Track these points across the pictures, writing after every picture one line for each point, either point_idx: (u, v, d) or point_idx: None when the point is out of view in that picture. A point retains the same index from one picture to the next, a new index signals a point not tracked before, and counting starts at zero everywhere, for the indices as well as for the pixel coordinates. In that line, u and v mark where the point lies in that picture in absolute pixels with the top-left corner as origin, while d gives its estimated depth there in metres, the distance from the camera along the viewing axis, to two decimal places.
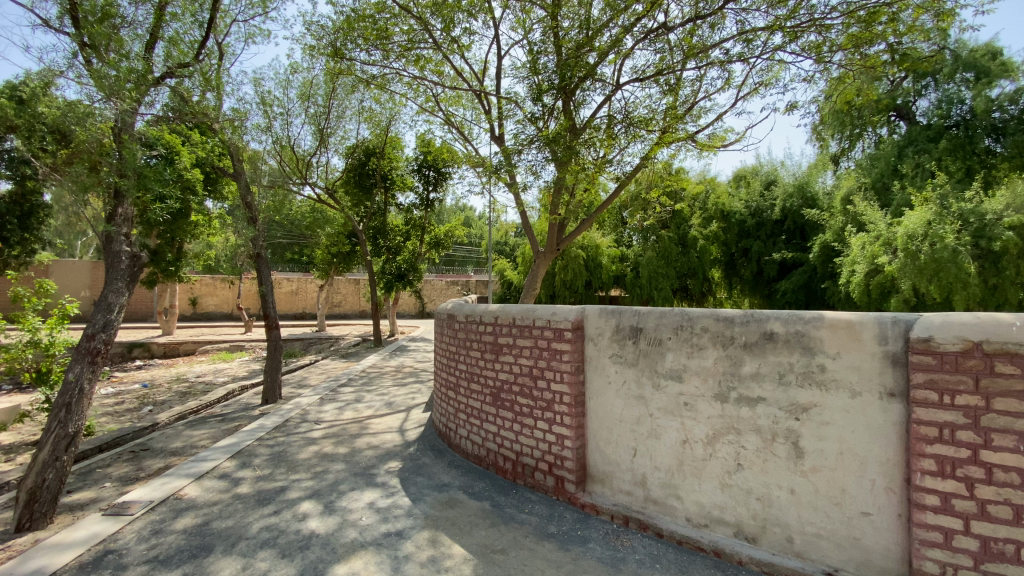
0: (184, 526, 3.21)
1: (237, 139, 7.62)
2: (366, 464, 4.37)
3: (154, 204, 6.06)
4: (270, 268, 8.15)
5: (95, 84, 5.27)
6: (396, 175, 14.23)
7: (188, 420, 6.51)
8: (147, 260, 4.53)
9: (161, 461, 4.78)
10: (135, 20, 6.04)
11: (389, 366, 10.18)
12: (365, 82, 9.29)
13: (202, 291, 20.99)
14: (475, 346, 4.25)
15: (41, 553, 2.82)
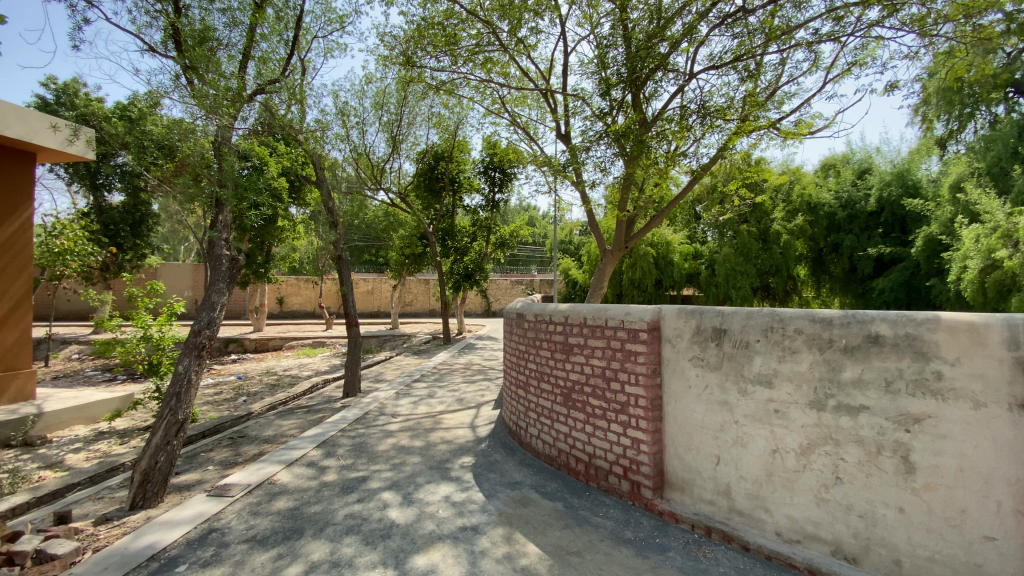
0: (278, 509, 3.46)
1: (320, 149, 8.10)
2: (441, 458, 4.49)
3: (248, 211, 6.58)
4: (350, 269, 8.62)
5: (197, 103, 5.84)
6: (463, 177, 14.49)
7: (278, 411, 7.02)
8: (244, 263, 4.93)
9: (255, 448, 5.19)
10: (230, 43, 6.62)
11: (459, 364, 10.43)
12: (435, 89, 9.55)
13: (288, 291, 22.63)
14: (546, 346, 4.22)
15: (155, 529, 3.14)
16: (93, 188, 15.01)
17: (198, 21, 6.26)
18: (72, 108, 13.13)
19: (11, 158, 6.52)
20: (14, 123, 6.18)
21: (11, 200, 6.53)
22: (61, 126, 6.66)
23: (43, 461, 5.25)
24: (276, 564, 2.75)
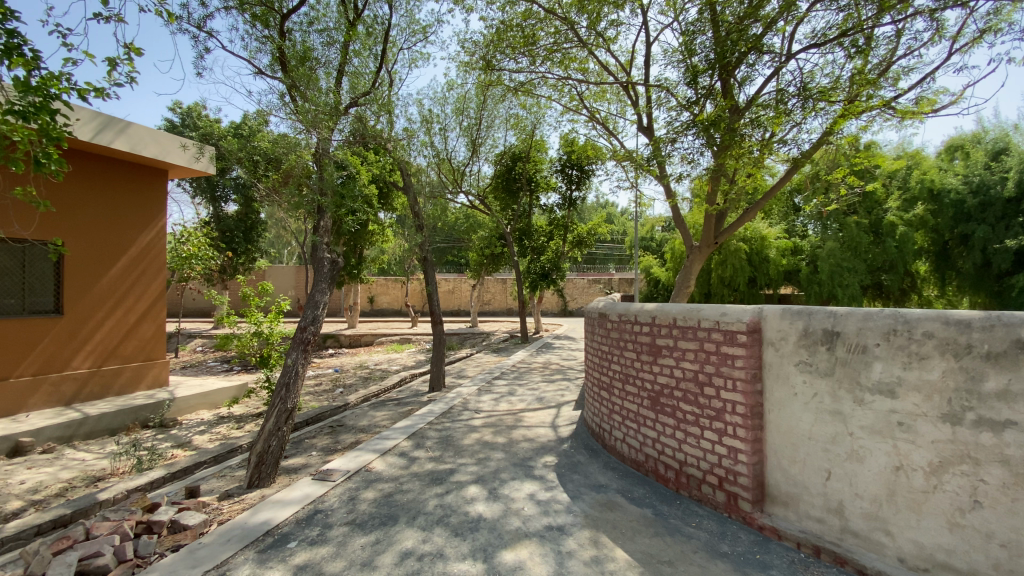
0: (373, 495, 3.67)
1: (405, 156, 8.48)
2: (524, 455, 4.53)
3: (344, 217, 7.06)
4: (434, 270, 8.97)
5: (301, 118, 6.38)
6: (541, 177, 14.53)
7: (371, 402, 7.48)
8: (342, 265, 5.33)
9: (352, 437, 5.56)
10: (327, 61, 7.15)
11: (538, 363, 10.47)
12: (513, 91, 9.65)
13: (377, 291, 24.05)
14: (631, 347, 4.11)
15: (269, 507, 3.46)
16: (212, 200, 16.88)
17: (300, 43, 6.82)
18: (196, 130, 14.85)
19: (149, 175, 7.53)
20: (151, 144, 7.11)
21: (149, 213, 7.53)
22: (188, 146, 7.59)
23: (177, 440, 5.99)
24: (374, 548, 2.91)
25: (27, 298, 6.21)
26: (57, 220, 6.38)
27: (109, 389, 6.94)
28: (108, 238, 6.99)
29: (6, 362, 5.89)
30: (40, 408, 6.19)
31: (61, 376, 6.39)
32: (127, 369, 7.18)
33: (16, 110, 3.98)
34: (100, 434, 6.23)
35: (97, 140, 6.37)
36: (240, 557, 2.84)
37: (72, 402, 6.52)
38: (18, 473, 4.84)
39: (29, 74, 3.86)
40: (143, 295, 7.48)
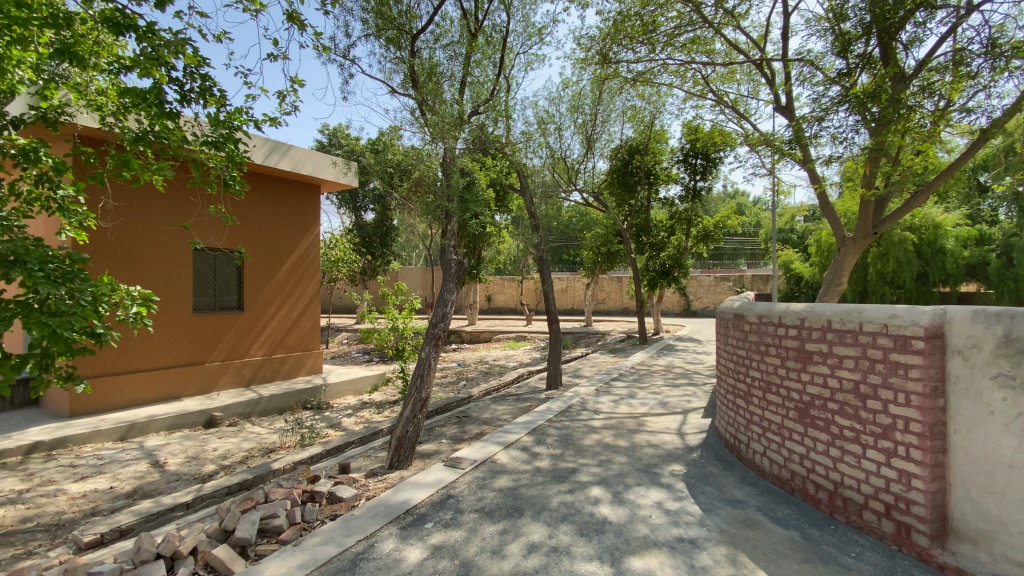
0: (499, 487, 3.82)
1: (522, 158, 8.69)
2: (649, 461, 4.38)
3: (469, 220, 7.45)
4: (550, 268, 9.07)
5: (430, 130, 6.87)
6: (660, 169, 13.91)
7: (493, 396, 7.80)
8: (468, 266, 5.64)
9: (477, 428, 5.85)
10: (451, 73, 7.59)
11: (659, 365, 10.03)
12: (631, 83, 9.38)
13: (495, 289, 25.01)
14: (773, 352, 3.75)
15: (408, 488, 3.78)
16: (354, 209, 18.92)
17: (428, 59, 7.33)
18: (341, 148, 16.77)
19: (307, 190, 8.66)
20: (307, 163, 8.17)
21: (306, 222, 8.66)
22: (337, 162, 8.58)
23: (329, 421, 6.83)
24: (502, 537, 3.03)
25: (218, 296, 7.51)
26: (238, 231, 7.62)
27: (277, 373, 8.13)
28: (276, 245, 8.17)
29: (203, 348, 7.17)
30: (227, 387, 7.47)
31: (241, 362, 7.63)
32: (290, 357, 8.33)
33: (210, 141, 4.81)
34: (272, 413, 7.34)
35: (266, 162, 7.48)
36: (385, 531, 3.14)
37: (250, 383, 7.75)
38: (212, 442, 5.89)
39: (221, 110, 4.69)
40: (303, 294, 8.63)
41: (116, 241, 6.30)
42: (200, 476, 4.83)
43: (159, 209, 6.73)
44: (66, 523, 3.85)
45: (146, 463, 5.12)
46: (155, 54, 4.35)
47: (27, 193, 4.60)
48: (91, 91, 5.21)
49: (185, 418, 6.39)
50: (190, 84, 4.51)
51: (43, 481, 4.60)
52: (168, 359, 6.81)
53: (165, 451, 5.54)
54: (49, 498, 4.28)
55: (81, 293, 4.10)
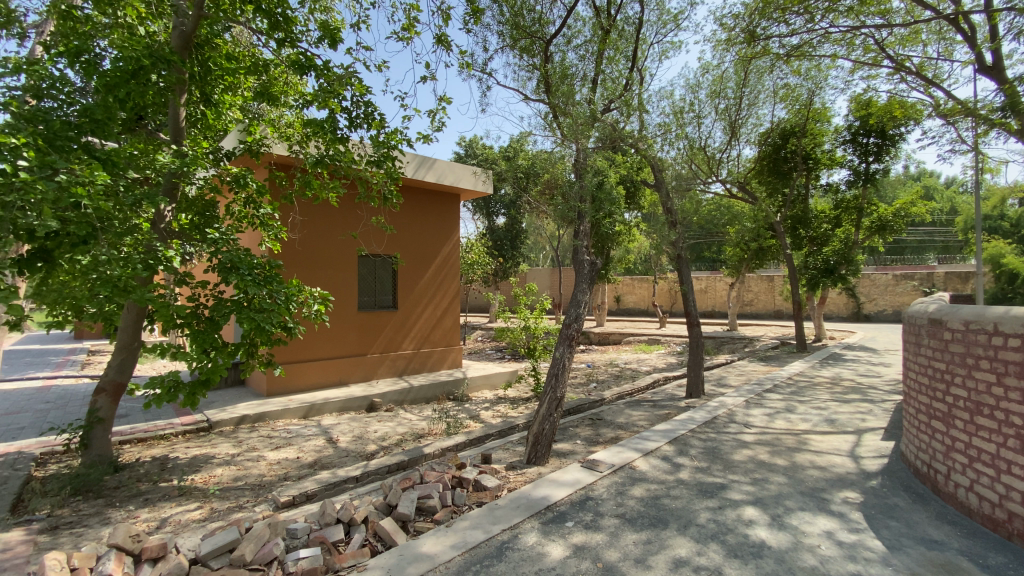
0: (640, 494, 3.71)
1: (657, 154, 8.35)
2: (813, 485, 3.90)
3: (602, 220, 7.38)
4: (689, 268, 8.57)
5: (563, 133, 6.94)
6: (820, 152, 12.30)
7: (628, 401, 7.60)
8: (602, 266, 5.56)
9: (613, 432, 5.75)
10: (584, 72, 7.56)
11: (822, 377, 8.85)
12: (784, 59, 8.44)
13: (626, 290, 24.36)
14: (985, 367, 3.07)
15: (547, 485, 3.86)
16: (487, 214, 19.89)
17: (560, 63, 7.42)
18: (475, 157, 17.74)
19: (448, 198, 9.32)
20: (448, 173, 8.80)
21: (448, 227, 9.33)
22: (476, 170, 9.08)
23: (470, 414, 7.28)
24: (645, 547, 2.94)
25: (376, 295, 8.45)
26: (392, 238, 8.51)
27: (425, 365, 8.89)
28: (423, 249, 8.94)
29: (364, 341, 8.13)
30: (384, 376, 8.37)
31: (395, 354, 8.49)
32: (435, 352, 9.04)
33: (373, 160, 5.48)
34: (420, 402, 8.05)
35: (415, 175, 8.23)
36: (527, 524, 3.25)
37: (402, 374, 8.58)
38: (373, 424, 6.66)
39: (380, 132, 5.30)
40: (445, 294, 9.29)
41: (301, 248, 7.45)
42: (365, 454, 5.50)
43: (331, 220, 7.79)
44: (266, 484, 4.66)
45: (322, 439, 5.97)
46: (330, 87, 5.07)
47: (239, 212, 5.67)
48: (282, 124, 6.27)
49: (352, 402, 7.32)
50: (356, 111, 5.17)
51: (249, 448, 5.63)
52: (338, 350, 7.85)
53: (336, 430, 6.40)
54: (253, 462, 5.22)
55: (277, 294, 4.94)
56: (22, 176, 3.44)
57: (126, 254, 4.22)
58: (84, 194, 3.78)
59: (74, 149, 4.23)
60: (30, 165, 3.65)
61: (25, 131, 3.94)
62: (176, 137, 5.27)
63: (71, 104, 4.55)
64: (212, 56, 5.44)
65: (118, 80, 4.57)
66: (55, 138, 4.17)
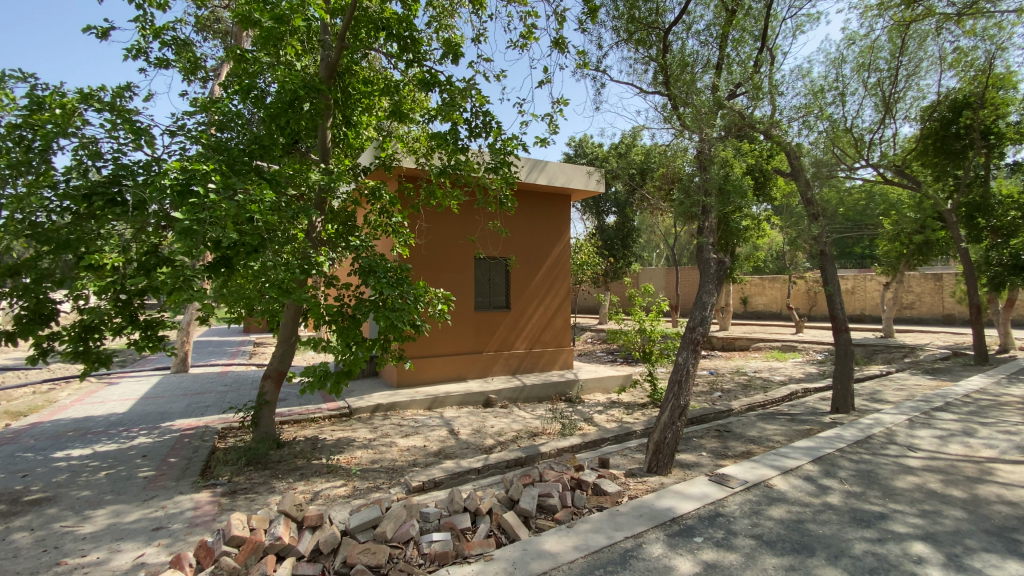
0: (779, 516, 3.40)
1: (791, 140, 7.58)
2: (1005, 524, 3.25)
3: (728, 214, 6.87)
4: (834, 265, 7.66)
5: (686, 124, 6.60)
6: (1006, 124, 10.20)
7: (758, 413, 6.98)
8: (730, 265, 5.16)
9: (743, 446, 5.32)
10: (706, 58, 7.10)
11: (1013, 396, 7.33)
12: (954, 19, 7.18)
13: (753, 291, 22.50)
14: None
15: (672, 496, 3.69)
16: (598, 214, 19.59)
17: (679, 52, 7.06)
18: (586, 156, 17.58)
19: (560, 199, 9.36)
20: (561, 175, 8.81)
21: (560, 229, 9.37)
22: (591, 170, 8.95)
23: (585, 416, 7.22)
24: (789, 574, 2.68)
25: (491, 296, 8.77)
26: (507, 240, 8.78)
27: (537, 365, 9.01)
28: (536, 251, 9.08)
29: (481, 339, 8.49)
30: (499, 374, 8.65)
31: (509, 353, 8.74)
32: (547, 352, 9.12)
33: (491, 167, 5.69)
34: (533, 401, 8.19)
35: (528, 179, 8.39)
36: (652, 534, 3.14)
37: (516, 373, 8.79)
38: (491, 420, 6.92)
39: (498, 139, 5.50)
40: (557, 295, 9.32)
41: (425, 252, 7.99)
42: (485, 448, 5.74)
43: (452, 225, 8.25)
44: (399, 469, 5.08)
45: (445, 431, 6.35)
46: (451, 100, 5.38)
47: (375, 221, 6.26)
48: (409, 139, 6.80)
49: (470, 397, 7.68)
50: (475, 121, 5.43)
51: (383, 434, 6.18)
52: (457, 347, 8.29)
53: (457, 423, 6.76)
54: (387, 447, 5.71)
55: (407, 294, 5.35)
56: (212, 196, 4.16)
57: (287, 260, 4.86)
58: (256, 209, 4.43)
59: (248, 169, 4.96)
60: (217, 187, 4.39)
61: (212, 158, 4.74)
62: (324, 156, 5.99)
63: (245, 133, 5.42)
64: (352, 82, 6.08)
65: (279, 111, 5.33)
66: (234, 162, 4.95)
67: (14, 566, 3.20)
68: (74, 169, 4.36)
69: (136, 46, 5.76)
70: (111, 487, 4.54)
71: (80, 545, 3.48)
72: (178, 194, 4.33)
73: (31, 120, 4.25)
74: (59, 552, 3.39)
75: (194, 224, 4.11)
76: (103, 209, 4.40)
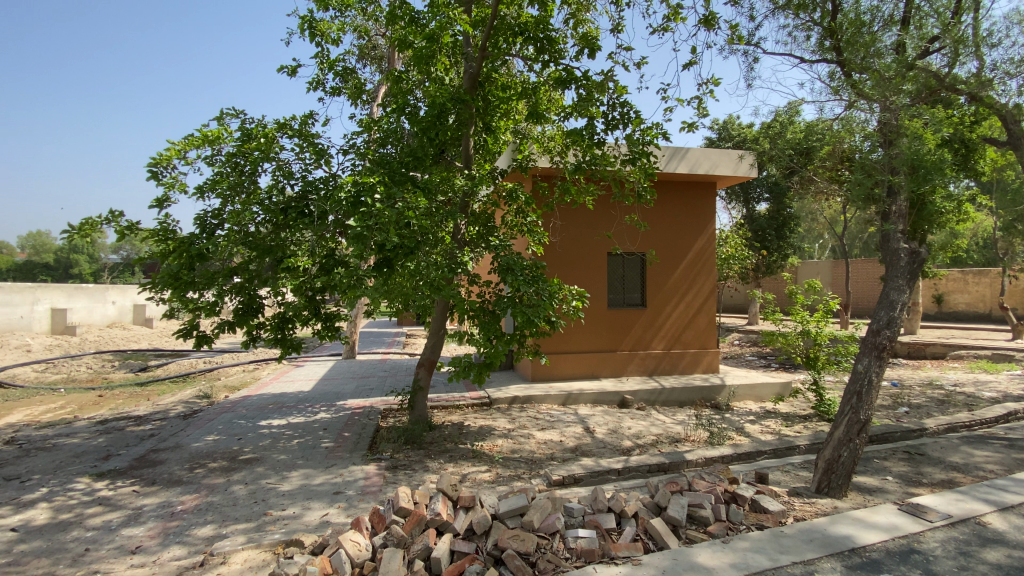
0: (999, 563, 2.79)
1: (1009, 100, 6.10)
2: None
3: (920, 195, 5.77)
4: None
5: (862, 93, 5.71)
6: None
7: (962, 435, 5.77)
8: (927, 255, 4.32)
9: (941, 474, 4.44)
10: (887, 11, 5.98)
11: None
12: None
13: (951, 287, 18.63)
14: None
15: (850, 523, 3.22)
16: (746, 202, 17.87)
17: (853, 9, 6.07)
18: (731, 140, 16.14)
19: (703, 188, 8.73)
20: (704, 162, 8.17)
21: (704, 221, 8.75)
22: (745, 155, 8.14)
23: (733, 425, 6.65)
24: None
25: (626, 293, 8.55)
26: (646, 234, 8.47)
27: (677, 366, 8.52)
28: (675, 246, 8.62)
29: (616, 338, 8.32)
30: (635, 374, 8.37)
31: (645, 353, 8.42)
32: (688, 353, 8.58)
33: (629, 159, 5.52)
34: (673, 404, 7.76)
35: (669, 168, 7.95)
36: (826, 564, 2.79)
37: (653, 373, 8.44)
38: (627, 420, 6.74)
39: (637, 129, 5.31)
40: (700, 292, 8.71)
41: (561, 250, 8.07)
42: (623, 449, 5.61)
43: (588, 221, 8.20)
44: (538, 461, 5.21)
45: (581, 427, 6.34)
46: (586, 95, 5.33)
47: (512, 221, 6.50)
48: (545, 138, 6.91)
49: (605, 396, 7.55)
50: (613, 113, 5.31)
51: (521, 425, 6.40)
52: (592, 345, 8.23)
53: (593, 420, 6.71)
54: (525, 439, 5.90)
55: (543, 291, 5.44)
56: (378, 205, 4.69)
57: (436, 260, 5.27)
58: (412, 215, 4.88)
59: (404, 179, 5.46)
60: (381, 197, 4.94)
61: (377, 172, 5.33)
62: (467, 163, 6.37)
63: (401, 147, 5.99)
64: (492, 89, 6.32)
65: (429, 123, 5.82)
66: (393, 173, 5.50)
67: (237, 511, 3.97)
68: (273, 188, 5.23)
69: (315, 78, 6.72)
70: (301, 453, 5.39)
71: (281, 500, 4.19)
72: (351, 205, 4.94)
73: (243, 149, 5.19)
74: (266, 504, 4.12)
75: (364, 230, 4.69)
76: (295, 220, 5.20)
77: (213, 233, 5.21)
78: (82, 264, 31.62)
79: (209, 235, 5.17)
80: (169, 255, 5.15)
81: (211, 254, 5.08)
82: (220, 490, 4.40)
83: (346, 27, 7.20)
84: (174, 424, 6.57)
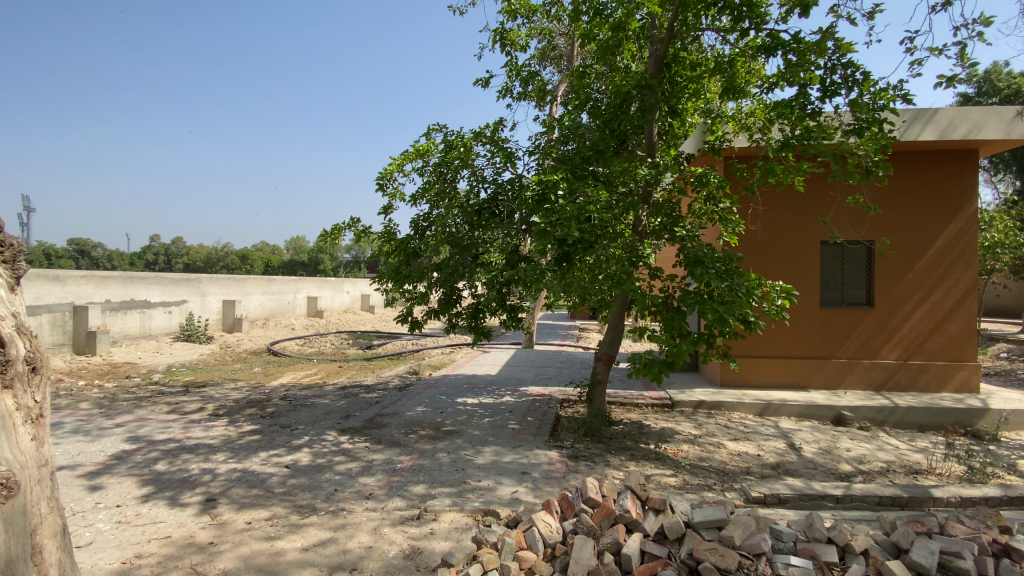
0: None
1: None
2: None
3: None
4: None
5: None
6: None
7: None
8: None
9: None
10: None
11: None
12: None
13: None
14: None
15: None
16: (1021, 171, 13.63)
17: None
18: (998, 94, 12.46)
19: (958, 158, 6.91)
20: (963, 124, 6.41)
21: (961, 199, 6.92)
22: None
23: (1002, 460, 5.14)
24: None
25: (844, 291, 7.24)
26: (875, 220, 7.03)
27: (916, 382, 6.95)
28: (916, 233, 7.00)
29: (831, 344, 7.12)
30: (855, 388, 7.07)
31: (870, 362, 7.04)
32: (933, 367, 6.93)
33: (852, 129, 4.61)
34: (909, 427, 6.32)
35: (908, 136, 6.45)
36: None
37: (881, 389, 7.02)
38: (845, 441, 5.72)
39: (866, 92, 4.43)
40: (952, 289, 6.95)
41: (760, 240, 7.21)
42: (838, 473, 4.79)
43: (795, 208, 7.17)
44: (730, 473, 4.77)
45: (783, 443, 5.59)
46: (798, 59, 4.63)
47: (700, 210, 5.99)
48: (742, 116, 6.22)
49: (814, 410, 6.52)
50: (832, 77, 4.52)
51: (709, 432, 5.93)
52: (798, 350, 7.18)
53: (798, 436, 5.86)
54: (714, 447, 5.45)
55: (738, 287, 4.93)
56: (562, 201, 4.81)
57: (617, 253, 5.19)
58: (594, 209, 4.89)
59: (586, 174, 5.45)
60: (565, 193, 5.05)
61: (560, 168, 5.46)
62: (651, 152, 6.07)
63: (584, 141, 5.99)
64: (679, 70, 5.93)
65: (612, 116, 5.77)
66: (576, 169, 5.55)
67: (442, 476, 4.51)
68: (470, 192, 5.75)
69: (504, 87, 7.19)
70: (492, 431, 5.87)
71: (477, 472, 4.61)
72: (536, 202, 5.14)
73: (446, 159, 5.79)
74: (465, 473, 4.59)
75: (548, 226, 4.83)
76: (488, 220, 5.64)
77: (424, 233, 5.98)
78: (325, 262, 39.62)
79: (421, 235, 5.94)
80: (390, 253, 6.05)
81: (422, 252, 5.86)
82: (428, 455, 5.05)
83: (532, 32, 7.54)
84: (392, 394, 7.77)
